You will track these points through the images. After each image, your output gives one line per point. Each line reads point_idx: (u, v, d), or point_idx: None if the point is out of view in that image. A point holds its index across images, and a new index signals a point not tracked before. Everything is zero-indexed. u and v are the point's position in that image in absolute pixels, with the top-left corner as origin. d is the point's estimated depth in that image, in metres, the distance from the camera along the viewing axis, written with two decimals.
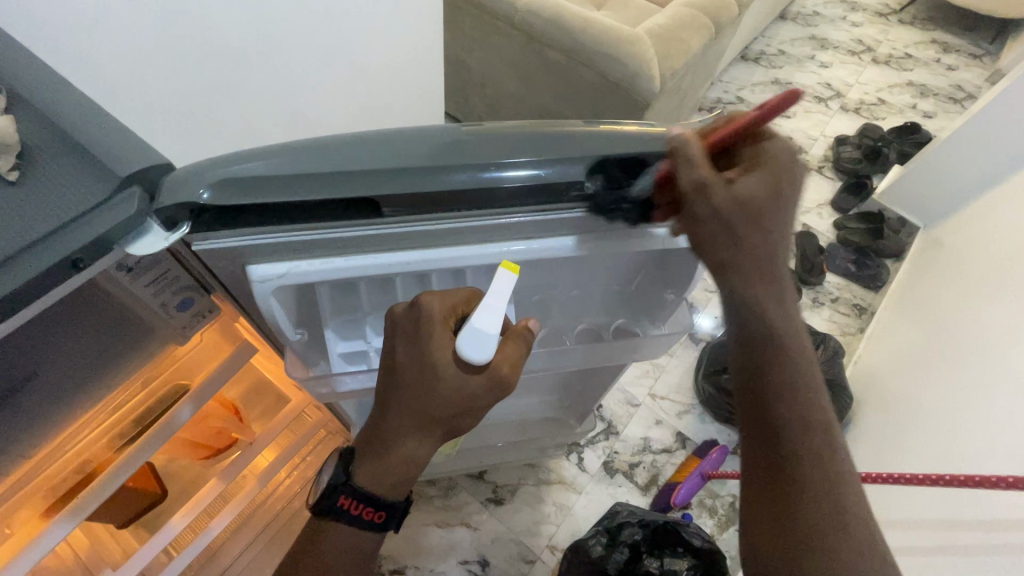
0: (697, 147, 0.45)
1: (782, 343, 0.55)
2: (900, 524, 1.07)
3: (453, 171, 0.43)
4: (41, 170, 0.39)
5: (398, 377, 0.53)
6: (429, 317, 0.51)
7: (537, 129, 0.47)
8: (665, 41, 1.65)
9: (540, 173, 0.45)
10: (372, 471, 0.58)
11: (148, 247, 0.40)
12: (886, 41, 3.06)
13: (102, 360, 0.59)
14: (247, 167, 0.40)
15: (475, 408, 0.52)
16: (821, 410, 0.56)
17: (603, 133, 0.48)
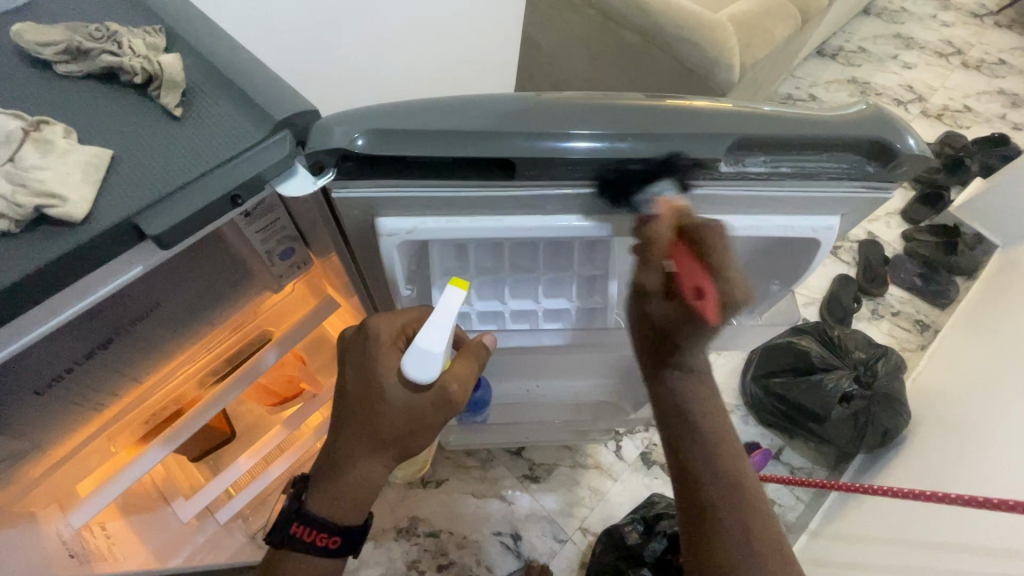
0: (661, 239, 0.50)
1: (694, 412, 0.63)
2: (952, 546, 1.04)
3: (511, 138, 0.41)
4: (201, 109, 0.41)
5: (348, 396, 0.59)
6: (375, 339, 0.57)
7: (598, 100, 0.44)
8: (748, 29, 1.58)
9: (607, 145, 0.42)
10: (325, 500, 0.62)
11: (297, 189, 0.41)
12: (978, 45, 2.86)
13: (210, 299, 0.62)
14: (407, 120, 0.41)
15: (424, 424, 0.57)
16: (732, 466, 0.60)
17: (668, 106, 0.44)
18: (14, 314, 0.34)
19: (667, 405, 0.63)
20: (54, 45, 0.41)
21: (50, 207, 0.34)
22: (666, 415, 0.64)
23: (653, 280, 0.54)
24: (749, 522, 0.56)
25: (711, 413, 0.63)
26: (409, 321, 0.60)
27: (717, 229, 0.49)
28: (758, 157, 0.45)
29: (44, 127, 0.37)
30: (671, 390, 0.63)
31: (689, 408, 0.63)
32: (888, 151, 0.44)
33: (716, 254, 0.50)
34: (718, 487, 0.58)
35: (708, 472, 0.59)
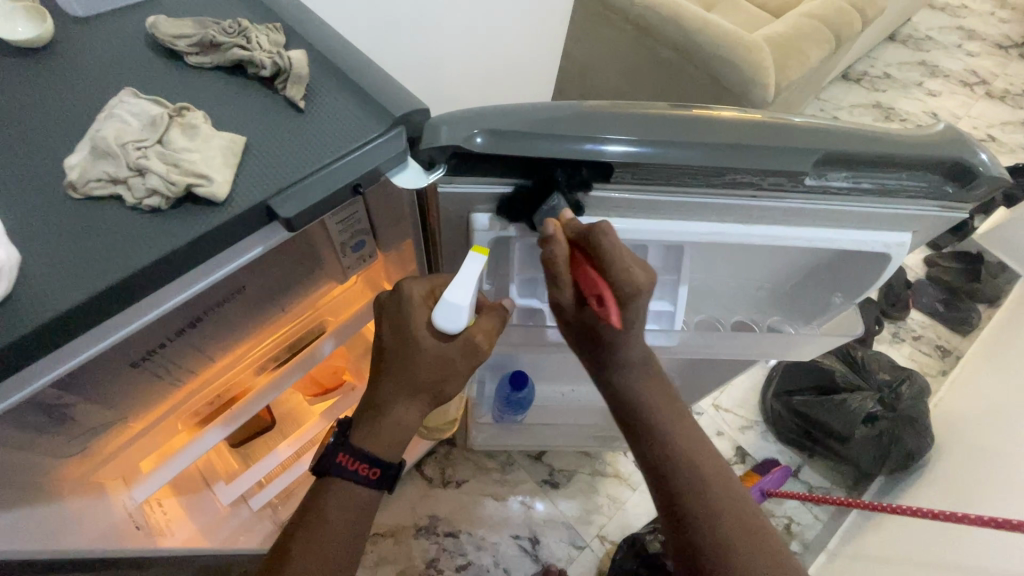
0: (562, 272, 0.48)
1: (650, 409, 0.59)
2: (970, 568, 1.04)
3: (559, 140, 0.44)
4: (321, 103, 0.43)
5: (385, 351, 0.60)
6: (408, 297, 0.57)
7: (660, 112, 0.46)
8: (783, 50, 1.61)
9: (641, 150, 0.44)
10: (368, 433, 0.60)
11: (409, 181, 0.44)
12: (1003, 75, 2.87)
13: (285, 285, 0.64)
14: (515, 122, 0.44)
15: (455, 372, 0.59)
16: (694, 459, 0.57)
17: (691, 118, 0.46)
18: (154, 283, 0.37)
19: (621, 405, 0.59)
20: (188, 39, 0.44)
21: (199, 187, 0.36)
22: (620, 411, 0.60)
23: (567, 293, 0.50)
24: (719, 503, 0.55)
25: (668, 403, 0.59)
26: (436, 283, 0.60)
27: (605, 230, 0.46)
28: (841, 172, 0.47)
29: (186, 114, 0.40)
30: (613, 389, 0.59)
31: (640, 404, 0.59)
32: (967, 173, 0.47)
33: (614, 258, 0.46)
34: (687, 466, 0.57)
35: (684, 470, 0.57)
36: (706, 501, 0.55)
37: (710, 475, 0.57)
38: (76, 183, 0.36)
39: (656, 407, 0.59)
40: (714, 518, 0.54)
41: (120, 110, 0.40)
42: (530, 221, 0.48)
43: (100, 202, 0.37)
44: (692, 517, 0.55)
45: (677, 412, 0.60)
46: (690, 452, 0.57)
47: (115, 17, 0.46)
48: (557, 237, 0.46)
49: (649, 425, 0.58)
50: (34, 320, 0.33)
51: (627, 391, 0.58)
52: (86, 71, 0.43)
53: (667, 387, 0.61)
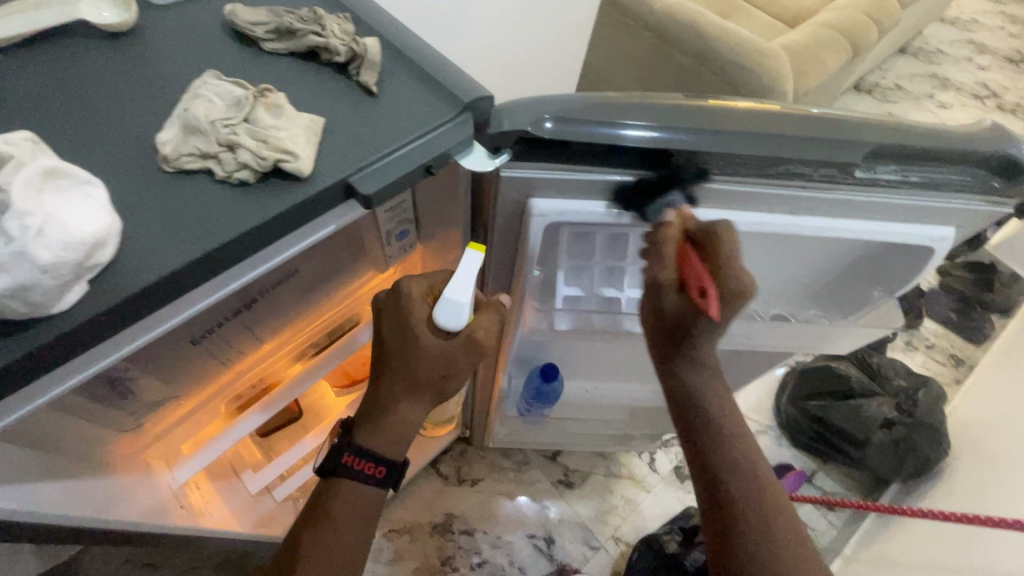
0: (669, 251, 0.51)
1: (712, 414, 0.60)
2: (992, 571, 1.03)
3: (582, 124, 0.45)
4: (392, 89, 0.45)
5: (387, 348, 0.61)
6: (409, 296, 0.58)
7: (677, 102, 0.47)
8: (800, 58, 1.63)
9: (660, 135, 0.46)
10: (373, 432, 0.63)
11: (474, 164, 0.46)
12: (1013, 89, 2.89)
13: (333, 271, 0.65)
14: (581, 109, 0.45)
15: (456, 369, 0.61)
16: (747, 472, 0.58)
17: (706, 107, 0.47)
18: (237, 256, 0.38)
19: (682, 403, 0.61)
20: (264, 25, 0.46)
21: (285, 162, 0.38)
22: (680, 410, 0.61)
23: (669, 273, 0.51)
24: (764, 506, 0.56)
25: (729, 409, 0.61)
26: (435, 280, 0.61)
27: (727, 228, 0.50)
28: (890, 167, 0.49)
29: (267, 95, 0.42)
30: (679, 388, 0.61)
31: (703, 404, 0.60)
32: (1014, 168, 0.49)
33: (730, 259, 0.50)
34: (738, 479, 0.58)
35: (736, 478, 0.58)
36: (759, 506, 0.56)
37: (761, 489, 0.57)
38: (168, 156, 0.38)
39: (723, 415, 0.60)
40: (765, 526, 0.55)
41: (205, 90, 0.41)
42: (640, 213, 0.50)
43: (190, 175, 0.39)
44: (738, 518, 0.56)
45: (739, 423, 0.61)
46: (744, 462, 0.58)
47: (191, 5, 0.48)
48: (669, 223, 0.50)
49: (707, 429, 0.60)
50: (129, 287, 0.35)
51: (690, 389, 0.60)
52: (169, 54, 0.45)
53: (729, 397, 0.62)
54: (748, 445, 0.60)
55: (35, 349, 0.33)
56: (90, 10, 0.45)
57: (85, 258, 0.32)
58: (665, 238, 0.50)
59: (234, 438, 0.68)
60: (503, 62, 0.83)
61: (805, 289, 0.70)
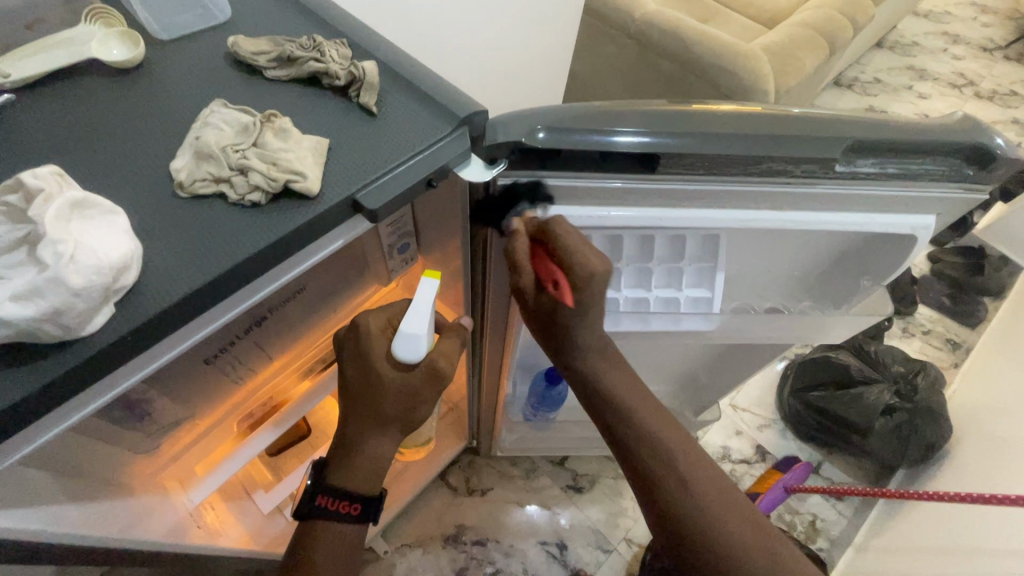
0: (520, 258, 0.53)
1: (614, 397, 0.64)
2: (999, 551, 1.04)
3: (574, 133, 0.47)
4: (390, 107, 0.47)
5: (350, 386, 0.64)
6: (367, 331, 0.61)
7: (663, 108, 0.49)
8: (779, 57, 1.68)
9: (645, 139, 0.47)
10: (345, 474, 0.66)
11: (472, 175, 0.48)
12: (989, 76, 2.95)
13: (337, 285, 0.67)
14: (572, 119, 0.47)
15: (421, 400, 0.63)
16: (654, 433, 0.63)
17: (689, 113, 0.49)
18: (252, 274, 0.40)
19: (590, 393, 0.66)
20: (266, 54, 0.48)
21: (295, 182, 0.40)
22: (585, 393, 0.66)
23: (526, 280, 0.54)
24: (685, 470, 0.62)
25: (621, 380, 0.65)
26: (392, 311, 0.65)
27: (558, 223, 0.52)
28: (870, 159, 0.51)
29: (273, 119, 0.44)
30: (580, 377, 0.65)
31: (599, 383, 0.64)
32: (987, 156, 0.50)
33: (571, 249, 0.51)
34: (647, 447, 0.63)
35: (642, 450, 0.64)
36: (678, 469, 0.62)
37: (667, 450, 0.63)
38: (183, 183, 0.40)
39: (620, 392, 0.64)
40: (690, 484, 0.61)
41: (214, 118, 0.44)
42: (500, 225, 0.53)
43: (203, 200, 0.41)
44: (661, 485, 0.62)
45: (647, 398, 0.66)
46: (651, 427, 0.64)
47: (194, 39, 0.51)
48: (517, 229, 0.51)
49: (612, 406, 0.64)
50: (151, 310, 0.36)
51: (598, 380, 0.64)
52: (175, 86, 0.47)
53: (621, 366, 0.66)
54: (647, 410, 0.65)
55: (68, 370, 0.34)
56: (100, 49, 0.48)
57: (112, 281, 0.34)
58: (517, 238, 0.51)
59: (247, 456, 0.68)
60: (491, 76, 0.86)
61: (799, 284, 0.71)
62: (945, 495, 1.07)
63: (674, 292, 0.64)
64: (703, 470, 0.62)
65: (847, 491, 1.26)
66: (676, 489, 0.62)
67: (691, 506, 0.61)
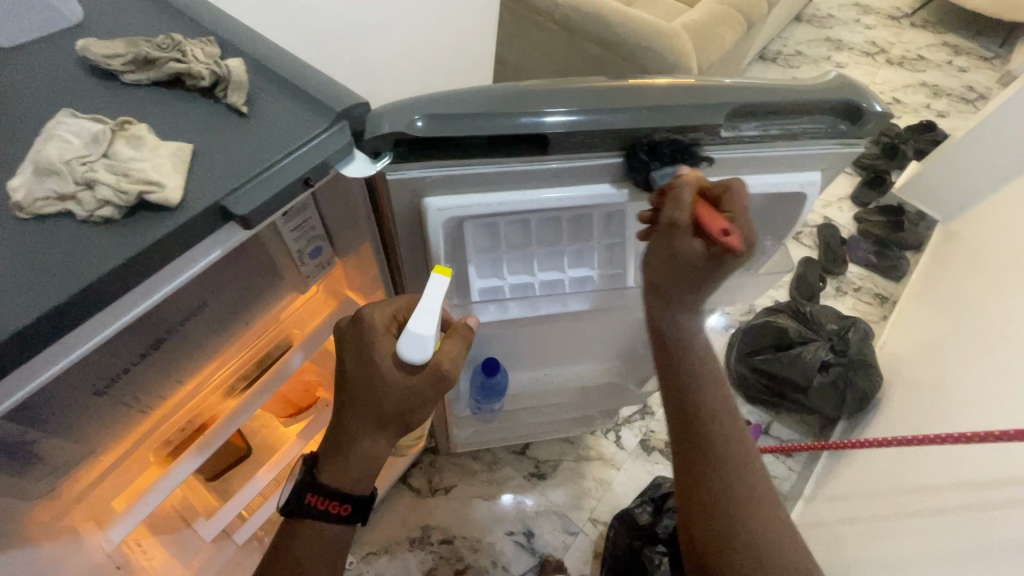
0: (686, 198, 0.50)
1: (693, 358, 0.60)
2: (932, 489, 1.10)
3: (500, 117, 0.46)
4: (263, 107, 0.45)
5: (349, 381, 0.60)
6: (370, 326, 0.59)
7: (568, 83, 0.49)
8: (700, 35, 1.71)
9: (576, 119, 0.47)
10: (336, 471, 0.61)
11: (358, 171, 0.46)
12: (899, 43, 3.12)
13: (246, 299, 0.64)
14: (454, 103, 0.46)
15: (423, 402, 0.58)
16: (717, 411, 0.58)
17: (607, 91, 0.49)
18: (114, 295, 0.37)
19: (672, 342, 0.61)
20: (120, 57, 0.45)
21: (151, 194, 0.37)
22: (662, 353, 0.61)
23: (684, 216, 0.50)
24: (740, 459, 0.56)
25: (702, 348, 0.60)
26: (400, 307, 0.61)
27: (740, 186, 0.51)
28: (750, 122, 0.53)
29: (128, 127, 0.41)
30: (664, 327, 0.61)
31: (684, 342, 0.61)
32: (857, 112, 0.53)
33: (743, 212, 0.51)
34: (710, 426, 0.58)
35: (705, 426, 0.58)
36: (731, 460, 0.56)
37: (728, 435, 0.57)
38: (23, 203, 0.37)
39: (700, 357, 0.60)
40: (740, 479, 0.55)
41: (60, 130, 0.40)
42: (645, 177, 0.51)
43: (50, 220, 0.37)
44: (710, 470, 0.56)
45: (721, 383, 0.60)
46: (719, 401, 0.59)
47: (40, 46, 0.47)
48: (685, 174, 0.50)
49: (687, 370, 0.60)
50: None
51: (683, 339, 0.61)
52: (18, 98, 0.43)
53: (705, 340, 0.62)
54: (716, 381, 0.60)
55: None
56: None
57: None
58: (681, 188, 0.49)
59: (170, 485, 0.65)
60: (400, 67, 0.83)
61: None
62: (875, 440, 1.13)
63: (586, 271, 0.64)
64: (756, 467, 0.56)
65: (792, 446, 1.31)
66: (728, 480, 0.55)
67: (737, 505, 0.54)
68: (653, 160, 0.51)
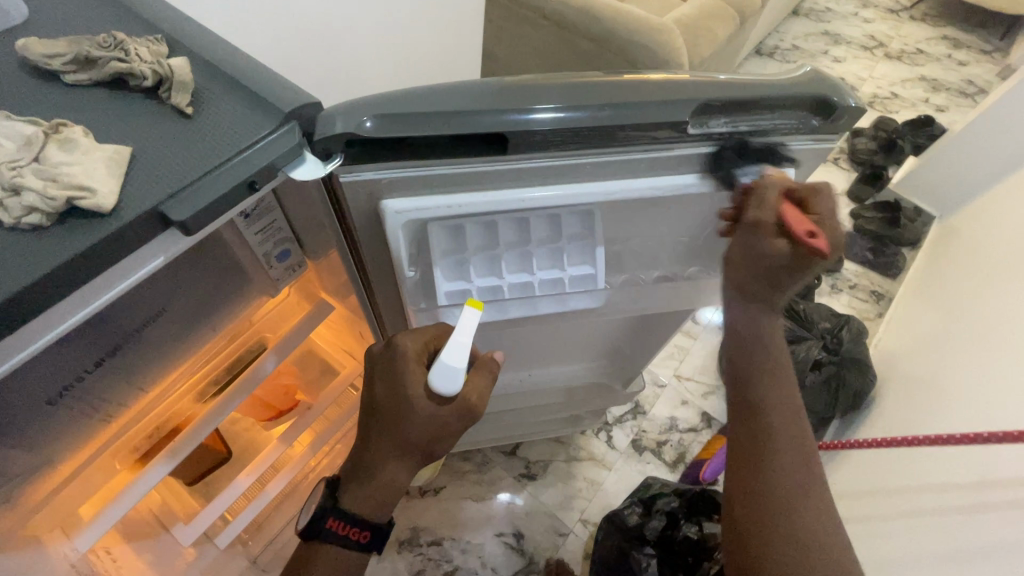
0: (771, 198, 0.52)
1: (769, 362, 0.63)
2: (923, 490, 1.09)
3: (488, 114, 0.45)
4: (209, 108, 0.43)
5: (379, 408, 0.61)
6: (403, 355, 0.59)
7: (533, 80, 0.47)
8: (692, 30, 1.69)
9: (569, 117, 0.46)
10: (357, 495, 0.63)
11: (309, 174, 0.44)
12: (897, 37, 3.09)
13: (211, 304, 0.63)
14: (401, 102, 0.44)
15: (447, 434, 0.60)
16: (783, 420, 0.61)
17: (584, 84, 0.48)
18: (44, 305, 0.36)
19: (747, 342, 0.63)
20: (62, 57, 0.43)
21: (81, 199, 0.36)
22: (738, 352, 0.64)
23: (767, 218, 0.52)
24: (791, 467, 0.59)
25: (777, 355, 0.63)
26: (432, 335, 0.62)
27: (828, 192, 0.53)
28: (720, 120, 0.50)
29: (63, 130, 0.39)
30: (749, 330, 0.63)
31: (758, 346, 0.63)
32: (828, 106, 0.51)
33: (829, 216, 0.53)
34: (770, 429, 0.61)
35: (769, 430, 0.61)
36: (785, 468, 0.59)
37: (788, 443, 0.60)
38: None
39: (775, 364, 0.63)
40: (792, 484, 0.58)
41: None
42: (729, 178, 0.53)
43: None
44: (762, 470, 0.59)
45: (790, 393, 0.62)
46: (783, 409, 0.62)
47: None
48: (770, 178, 0.53)
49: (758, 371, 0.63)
50: None
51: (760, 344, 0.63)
52: None
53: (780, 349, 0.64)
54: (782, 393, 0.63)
55: None
56: None
57: None
58: (766, 187, 0.52)
59: (139, 492, 0.65)
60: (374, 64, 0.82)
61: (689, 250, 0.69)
62: (865, 439, 1.12)
63: (558, 272, 0.60)
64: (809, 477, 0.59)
65: None
66: (780, 483, 0.58)
67: (785, 508, 0.57)
68: (736, 161, 0.53)
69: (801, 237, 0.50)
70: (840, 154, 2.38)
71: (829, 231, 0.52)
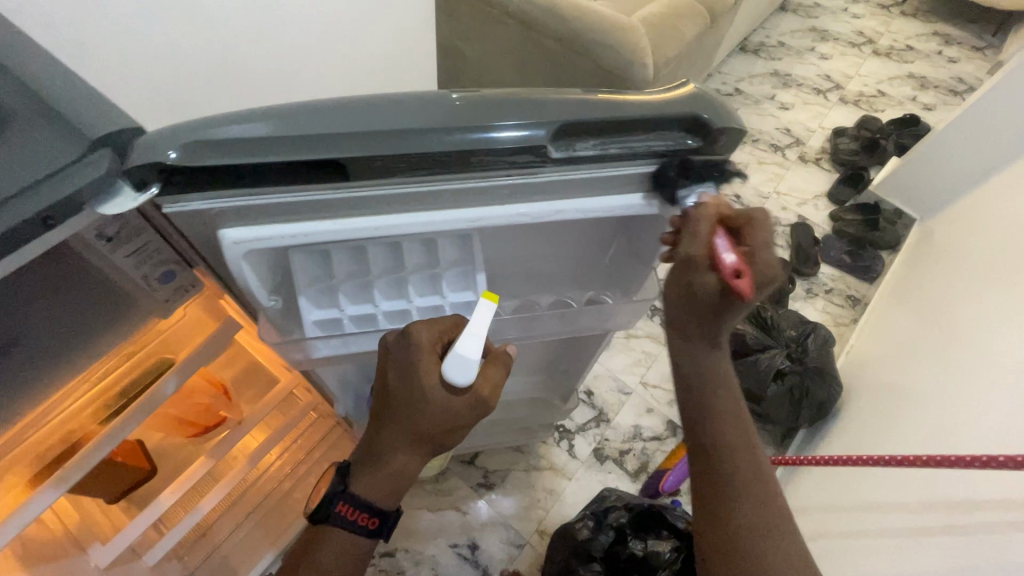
0: (702, 231, 0.51)
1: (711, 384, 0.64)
2: None
3: (452, 131, 0.44)
4: (13, 133, 0.39)
5: (393, 396, 0.59)
6: (418, 344, 0.57)
7: (373, 101, 0.44)
8: (658, 28, 1.64)
9: (531, 134, 0.45)
10: (369, 480, 0.61)
11: (119, 208, 0.41)
12: (887, 33, 3.02)
13: (82, 327, 0.59)
14: (216, 129, 0.41)
15: (460, 425, 0.59)
16: (736, 436, 0.62)
17: (435, 102, 0.45)
18: None
19: (689, 373, 0.64)
20: None
21: None
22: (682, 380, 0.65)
23: (700, 252, 0.52)
24: (749, 481, 0.60)
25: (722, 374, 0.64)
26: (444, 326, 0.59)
27: (762, 219, 0.52)
28: (587, 141, 0.48)
29: None
30: (686, 363, 0.64)
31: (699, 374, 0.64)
32: (703, 127, 0.48)
33: (765, 244, 0.52)
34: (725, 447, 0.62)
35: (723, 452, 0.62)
36: (744, 484, 0.60)
37: (746, 459, 0.61)
38: None
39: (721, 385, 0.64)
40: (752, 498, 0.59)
41: None
42: (672, 195, 0.52)
43: None
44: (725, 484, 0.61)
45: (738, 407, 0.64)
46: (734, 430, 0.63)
47: None
48: (705, 204, 0.51)
49: (704, 395, 0.64)
50: None
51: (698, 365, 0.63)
52: None
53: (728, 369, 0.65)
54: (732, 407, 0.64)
55: None
56: None
57: None
58: (700, 217, 0.51)
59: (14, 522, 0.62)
60: None
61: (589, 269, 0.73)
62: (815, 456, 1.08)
63: (439, 298, 0.62)
64: (768, 490, 0.60)
65: None
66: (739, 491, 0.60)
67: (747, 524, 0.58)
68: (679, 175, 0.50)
69: (728, 274, 0.50)
70: (822, 154, 2.33)
71: (762, 266, 0.51)
